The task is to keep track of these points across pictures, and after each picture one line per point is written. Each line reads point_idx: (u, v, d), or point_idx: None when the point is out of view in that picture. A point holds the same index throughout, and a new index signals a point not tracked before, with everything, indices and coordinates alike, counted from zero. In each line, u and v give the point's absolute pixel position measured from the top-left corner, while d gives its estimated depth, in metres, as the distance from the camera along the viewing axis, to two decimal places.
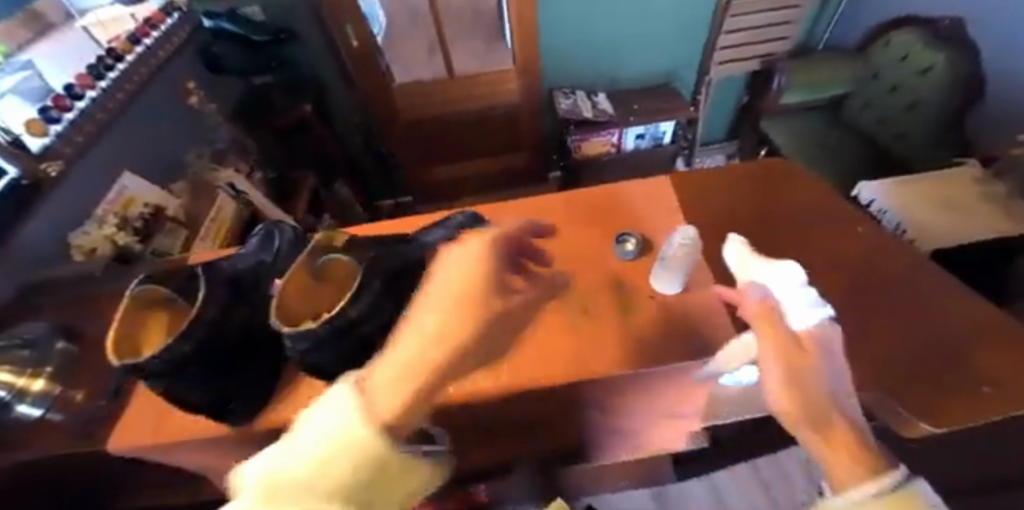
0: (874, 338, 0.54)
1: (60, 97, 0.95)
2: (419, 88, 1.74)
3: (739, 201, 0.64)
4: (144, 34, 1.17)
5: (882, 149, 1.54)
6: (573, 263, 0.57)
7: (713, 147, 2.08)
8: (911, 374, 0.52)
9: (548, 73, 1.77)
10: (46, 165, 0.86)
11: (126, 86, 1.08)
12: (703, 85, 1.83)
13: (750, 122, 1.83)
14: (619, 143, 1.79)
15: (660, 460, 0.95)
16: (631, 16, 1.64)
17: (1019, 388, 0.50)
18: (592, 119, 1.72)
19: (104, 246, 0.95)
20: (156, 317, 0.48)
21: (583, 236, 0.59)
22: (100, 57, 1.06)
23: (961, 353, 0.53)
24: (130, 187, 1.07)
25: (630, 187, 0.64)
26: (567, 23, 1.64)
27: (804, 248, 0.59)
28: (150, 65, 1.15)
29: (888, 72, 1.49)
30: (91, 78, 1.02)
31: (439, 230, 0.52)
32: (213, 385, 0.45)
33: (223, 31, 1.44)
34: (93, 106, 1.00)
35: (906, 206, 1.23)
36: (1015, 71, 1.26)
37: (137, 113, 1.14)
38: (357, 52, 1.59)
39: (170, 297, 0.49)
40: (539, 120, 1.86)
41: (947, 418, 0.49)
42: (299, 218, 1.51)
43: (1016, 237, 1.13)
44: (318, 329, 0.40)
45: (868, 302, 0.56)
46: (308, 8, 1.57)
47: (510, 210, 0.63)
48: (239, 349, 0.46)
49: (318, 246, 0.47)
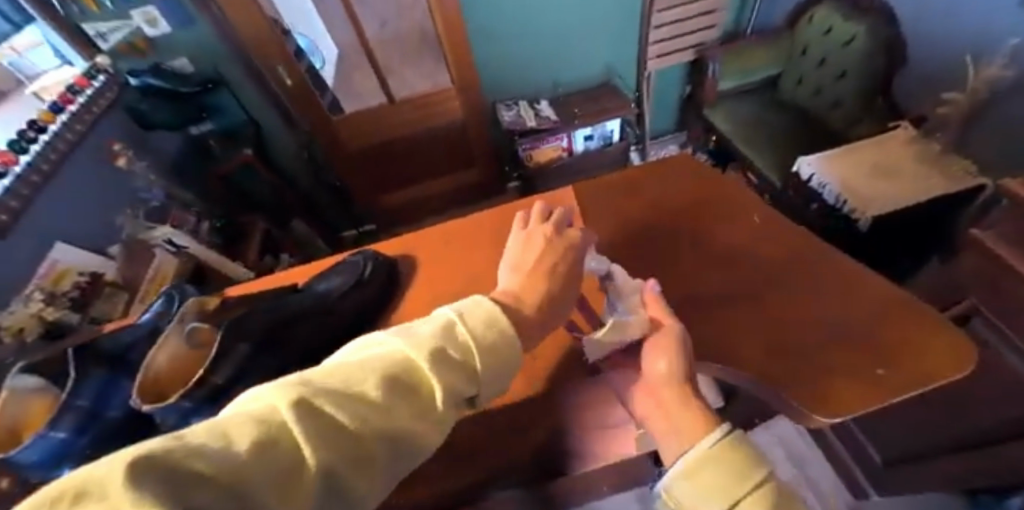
0: (764, 331, 0.54)
1: None
2: (362, 118, 1.70)
3: (648, 200, 0.67)
4: (67, 101, 1.13)
5: (821, 122, 1.57)
6: (471, 291, 0.61)
7: (664, 140, 2.12)
8: (803, 364, 0.52)
9: (489, 87, 1.78)
10: None
11: (51, 156, 1.02)
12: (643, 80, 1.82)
13: (693, 111, 1.86)
14: (570, 147, 1.79)
15: (638, 461, 0.94)
16: (560, 24, 1.66)
17: (910, 368, 0.50)
18: (536, 128, 1.73)
19: (33, 327, 0.91)
20: (37, 407, 0.48)
21: (485, 262, 0.63)
22: (20, 130, 1.00)
23: (856, 336, 0.53)
24: (62, 258, 1.03)
25: (535, 203, 0.69)
26: (498, 37, 1.65)
27: (693, 248, 0.62)
28: (78, 131, 1.10)
29: (815, 47, 1.52)
30: (12, 153, 0.96)
31: (328, 280, 0.59)
32: (108, 462, 0.48)
33: (150, 87, 1.35)
34: (19, 181, 0.95)
35: (843, 178, 1.25)
36: (941, 31, 1.29)
37: (66, 181, 1.09)
38: (293, 90, 1.55)
39: (49, 386, 0.48)
40: (487, 134, 1.85)
41: (839, 406, 0.49)
42: (252, 264, 1.46)
43: (951, 194, 1.16)
44: (183, 401, 0.42)
45: (757, 293, 0.57)
46: (235, 55, 1.47)
47: (419, 243, 0.67)
48: (127, 427, 0.49)
49: (192, 311, 0.52)
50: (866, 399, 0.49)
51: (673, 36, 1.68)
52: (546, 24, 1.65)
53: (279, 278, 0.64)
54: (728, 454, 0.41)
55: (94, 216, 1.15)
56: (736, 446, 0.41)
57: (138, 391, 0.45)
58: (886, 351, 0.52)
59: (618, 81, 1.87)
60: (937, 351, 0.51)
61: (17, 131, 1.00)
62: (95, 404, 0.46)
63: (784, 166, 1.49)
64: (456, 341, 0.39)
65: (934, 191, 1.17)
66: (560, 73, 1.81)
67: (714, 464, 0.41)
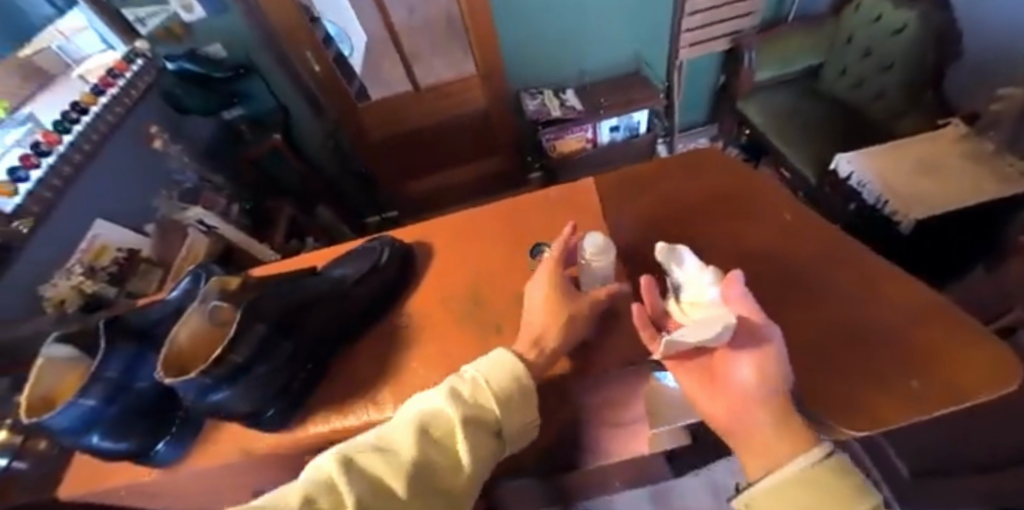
0: (792, 337, 0.52)
1: (26, 155, 0.93)
2: (388, 105, 1.70)
3: (670, 196, 0.65)
4: (107, 84, 1.15)
5: (862, 117, 1.49)
6: (489, 281, 0.60)
7: (694, 132, 2.06)
8: (833, 372, 0.49)
9: (514, 75, 1.76)
10: (19, 223, 0.88)
11: (94, 137, 1.05)
12: (674, 70, 1.78)
13: (727, 103, 1.80)
14: (594, 138, 1.76)
15: (652, 457, 0.93)
16: (590, 12, 1.62)
17: (948, 379, 0.47)
18: (561, 118, 1.70)
19: (74, 299, 0.96)
20: (71, 375, 0.49)
21: (503, 253, 0.62)
22: (64, 112, 1.03)
23: (892, 342, 0.50)
24: (103, 233, 1.06)
25: (553, 194, 0.67)
26: (526, 25, 1.62)
27: (715, 247, 0.60)
28: (117, 114, 1.13)
29: (861, 34, 1.41)
30: (56, 133, 0.99)
31: (346, 266, 0.59)
32: (140, 431, 0.50)
33: (186, 72, 1.39)
34: (61, 160, 0.98)
35: (887, 177, 1.19)
36: (1001, 24, 1.20)
37: (107, 160, 1.12)
38: (321, 76, 1.56)
39: (81, 355, 0.50)
40: (512, 123, 1.82)
41: (872, 421, 0.46)
42: (279, 247, 1.50)
43: (1003, 198, 1.09)
44: (205, 376, 0.42)
45: (785, 297, 0.55)
46: (263, 40, 1.48)
47: (437, 232, 0.67)
48: (156, 398, 0.51)
49: (212, 290, 0.51)
50: (903, 412, 0.46)
51: (709, 23, 1.62)
52: (574, 11, 1.61)
53: (297, 262, 0.64)
54: (825, 480, 0.36)
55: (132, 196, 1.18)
56: (836, 471, 0.37)
57: (163, 365, 0.46)
58: (924, 359, 0.49)
59: (647, 71, 1.81)
60: (976, 364, 0.48)
61: (61, 111, 1.03)
62: (122, 376, 0.47)
63: (821, 161, 1.42)
64: (470, 395, 0.43)
65: (986, 194, 1.10)
66: (587, 61, 1.77)
67: (807, 489, 0.37)
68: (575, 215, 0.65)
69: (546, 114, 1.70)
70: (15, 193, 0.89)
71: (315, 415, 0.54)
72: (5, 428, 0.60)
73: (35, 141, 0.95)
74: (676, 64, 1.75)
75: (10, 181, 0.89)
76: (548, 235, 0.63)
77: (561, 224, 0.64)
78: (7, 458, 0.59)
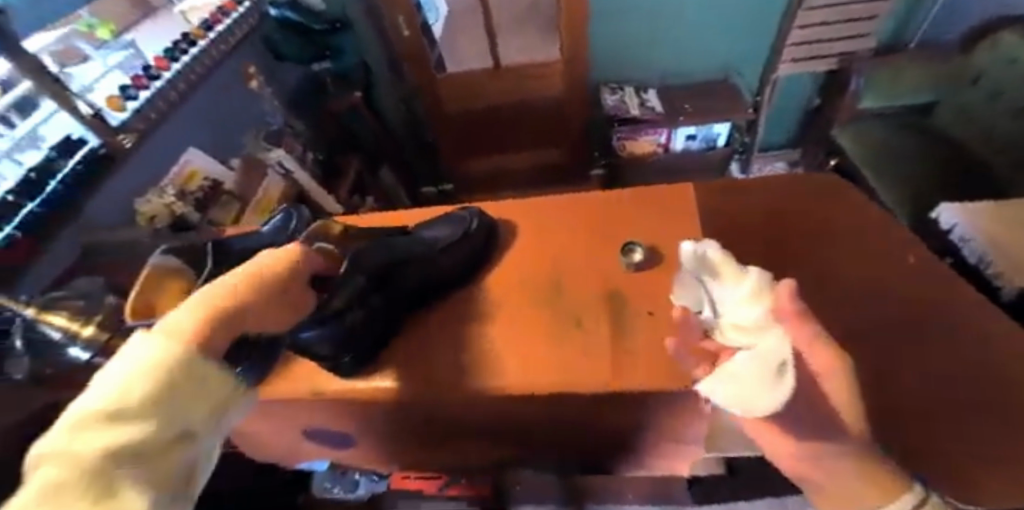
0: (889, 389, 0.54)
1: (139, 77, 1.00)
2: (467, 79, 1.70)
3: (752, 218, 0.65)
4: (217, 21, 1.20)
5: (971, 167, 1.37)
6: (573, 270, 0.59)
7: (773, 154, 1.95)
8: (930, 430, 0.52)
9: (599, 67, 1.71)
10: (124, 137, 0.91)
11: (199, 68, 1.10)
12: (768, 84, 1.65)
13: (818, 129, 1.69)
14: (667, 143, 1.71)
15: None
16: (694, 12, 1.56)
17: None
18: (639, 118, 1.64)
19: (160, 216, 0.97)
20: (171, 286, 0.48)
21: (593, 244, 0.61)
22: (176, 42, 1.09)
23: (989, 406, 0.53)
24: (194, 161, 1.08)
25: (651, 191, 0.65)
26: (622, 16, 1.57)
27: (821, 286, 0.60)
28: (222, 50, 1.18)
29: (991, 75, 1.31)
30: (167, 60, 1.05)
31: (441, 229, 0.58)
32: None
33: (286, 21, 1.42)
34: (168, 85, 1.03)
35: (994, 237, 1.08)
36: None
37: (206, 92, 1.17)
38: (408, 41, 1.57)
39: (182, 268, 0.50)
40: (586, 114, 1.78)
41: (965, 482, 0.49)
42: (342, 201, 1.53)
43: None
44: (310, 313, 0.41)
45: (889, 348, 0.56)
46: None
47: (525, 212, 0.66)
48: None
49: (315, 232, 0.51)
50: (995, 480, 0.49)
51: (818, 39, 1.52)
52: (673, 8, 1.55)
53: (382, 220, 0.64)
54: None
55: (228, 127, 1.24)
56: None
57: None
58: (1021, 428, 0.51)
59: (738, 80, 1.73)
60: None
61: (172, 41, 1.09)
62: None
63: (916, 206, 1.31)
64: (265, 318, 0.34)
65: None
66: (676, 62, 1.69)
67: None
68: (672, 217, 0.62)
69: (624, 112, 1.64)
70: (123, 110, 0.95)
71: (381, 368, 0.55)
72: (95, 322, 0.58)
73: (147, 65, 1.02)
74: (772, 78, 1.63)
75: (121, 99, 0.96)
76: (641, 234, 0.61)
77: (657, 227, 0.62)
78: (92, 352, 0.57)
